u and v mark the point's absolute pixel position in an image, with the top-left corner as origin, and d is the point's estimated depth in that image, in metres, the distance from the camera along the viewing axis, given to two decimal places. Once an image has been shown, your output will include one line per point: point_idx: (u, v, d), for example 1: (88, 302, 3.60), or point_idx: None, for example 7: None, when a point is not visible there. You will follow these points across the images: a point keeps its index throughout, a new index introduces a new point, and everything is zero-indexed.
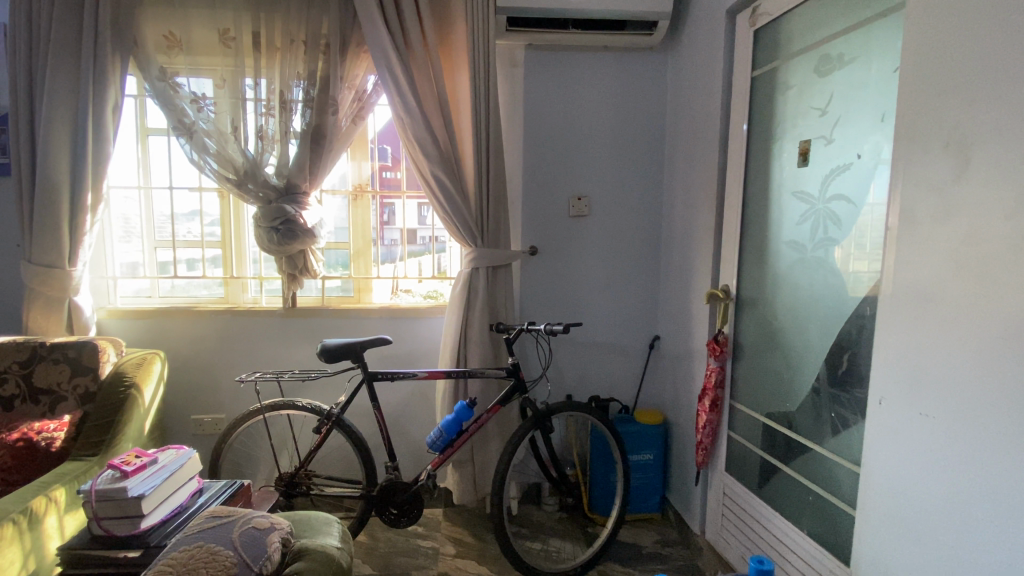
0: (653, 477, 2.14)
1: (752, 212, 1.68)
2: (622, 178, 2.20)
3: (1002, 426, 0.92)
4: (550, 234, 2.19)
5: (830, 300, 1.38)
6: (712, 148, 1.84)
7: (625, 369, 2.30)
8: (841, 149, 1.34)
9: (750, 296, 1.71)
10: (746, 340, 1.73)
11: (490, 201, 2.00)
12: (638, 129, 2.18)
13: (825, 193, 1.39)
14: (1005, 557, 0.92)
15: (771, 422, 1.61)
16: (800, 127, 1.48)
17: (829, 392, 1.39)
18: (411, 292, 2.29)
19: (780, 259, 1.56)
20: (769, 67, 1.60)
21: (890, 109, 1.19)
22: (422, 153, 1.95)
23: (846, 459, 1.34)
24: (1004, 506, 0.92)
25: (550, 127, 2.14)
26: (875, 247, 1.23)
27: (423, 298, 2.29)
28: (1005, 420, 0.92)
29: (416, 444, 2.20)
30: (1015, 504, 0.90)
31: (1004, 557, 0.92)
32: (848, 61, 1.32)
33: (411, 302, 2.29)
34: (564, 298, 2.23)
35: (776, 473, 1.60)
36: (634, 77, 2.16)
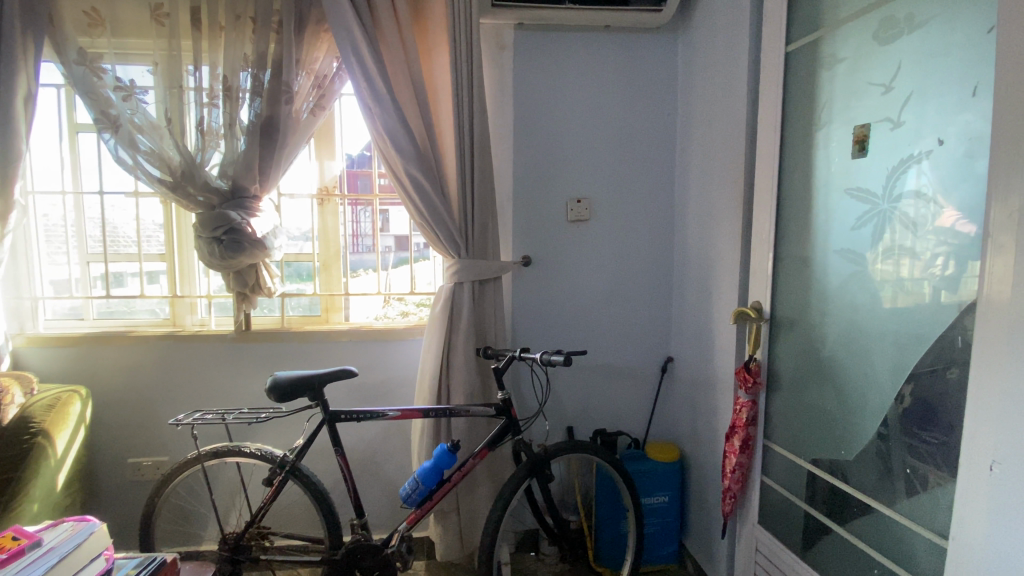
0: (669, 522, 1.84)
1: (790, 215, 1.40)
2: (627, 176, 1.91)
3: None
4: (546, 242, 1.89)
5: (902, 325, 1.09)
6: (736, 140, 1.56)
7: (633, 396, 2.01)
8: (913, 134, 1.04)
9: (787, 316, 1.43)
10: (784, 368, 1.45)
11: (475, 205, 1.71)
12: (646, 121, 1.90)
13: (892, 191, 1.10)
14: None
15: (819, 471, 1.32)
16: (854, 110, 1.19)
17: (900, 439, 1.09)
18: (403, 299, 2.00)
19: (830, 272, 1.28)
20: (809, 39, 1.31)
21: (987, 78, 0.89)
22: (394, 148, 1.65)
23: (923, 528, 1.04)
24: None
25: (544, 119, 1.86)
26: (937, 255, 1.00)
27: (417, 306, 2.00)
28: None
29: (393, 488, 1.89)
30: None
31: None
32: (920, 22, 1.01)
33: (403, 311, 1.99)
34: (563, 316, 1.94)
35: (828, 533, 1.30)
36: (640, 63, 1.88)
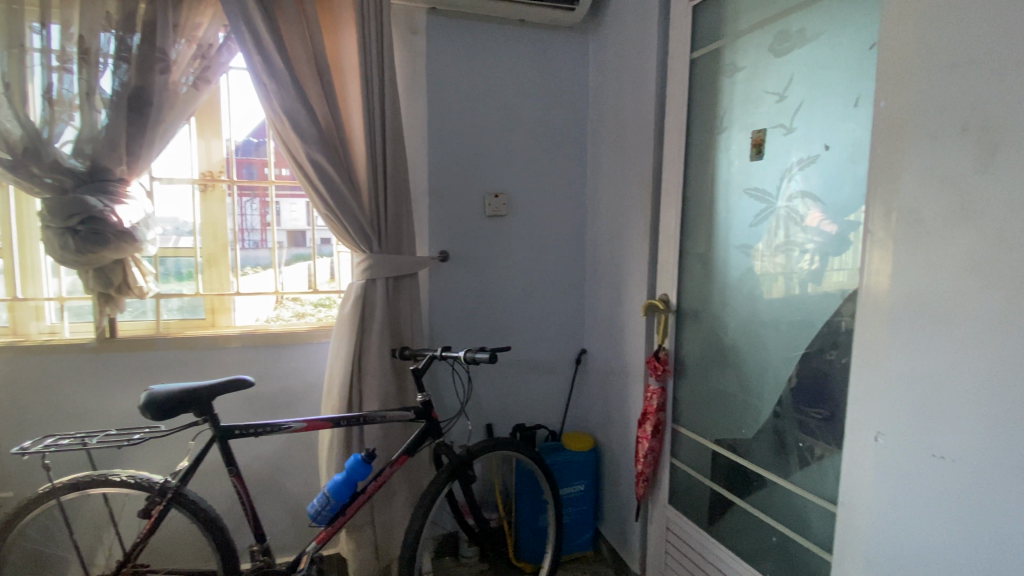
0: (585, 510, 1.89)
1: (694, 212, 1.49)
2: (542, 173, 1.92)
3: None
4: (462, 236, 1.84)
5: (792, 313, 1.20)
6: (645, 141, 1.63)
7: (549, 390, 2.04)
8: (802, 140, 1.15)
9: (692, 307, 1.52)
10: (690, 356, 1.54)
11: (388, 195, 1.60)
12: (559, 118, 1.92)
13: (784, 191, 1.20)
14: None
15: (722, 450, 1.43)
16: (752, 116, 1.29)
17: (793, 416, 1.21)
18: (300, 300, 1.82)
19: (730, 266, 1.38)
20: (711, 48, 1.40)
21: (867, 91, 1.00)
22: (295, 130, 1.50)
23: (813, 495, 1.16)
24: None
25: (459, 110, 1.80)
26: (805, 251, 1.15)
27: (315, 307, 1.84)
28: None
29: (297, 505, 1.73)
30: None
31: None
32: (810, 38, 1.12)
33: (300, 313, 1.81)
34: (480, 313, 1.90)
35: (730, 507, 1.41)
36: (553, 60, 1.89)
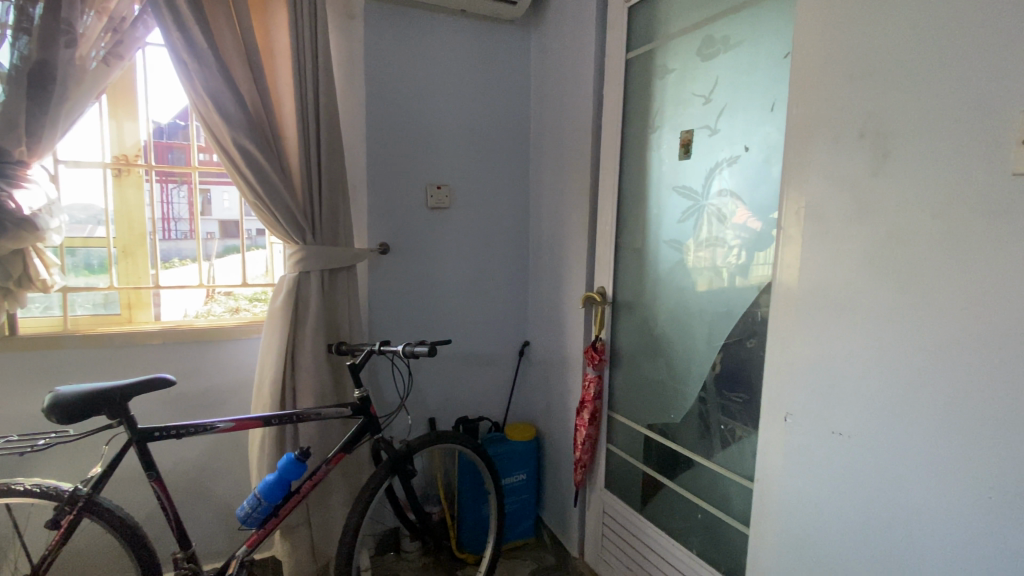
0: (527, 499, 1.92)
1: (629, 208, 1.54)
2: (484, 166, 1.92)
3: (943, 448, 0.79)
4: (403, 229, 1.80)
5: (716, 304, 1.27)
6: (584, 137, 1.66)
7: (492, 383, 2.05)
8: (725, 141, 1.22)
9: (627, 299, 1.58)
10: (624, 346, 1.60)
11: (323, 185, 1.55)
12: (501, 112, 1.93)
13: (709, 189, 1.27)
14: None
15: (653, 435, 1.50)
16: (681, 117, 1.35)
17: (716, 400, 1.29)
18: (232, 295, 1.74)
19: (661, 259, 1.44)
20: (644, 49, 1.45)
21: (781, 97, 1.07)
22: (220, 114, 1.41)
23: (734, 473, 1.24)
24: (952, 545, 0.78)
25: (399, 99, 1.76)
26: (733, 248, 1.21)
27: (250, 302, 1.76)
28: (946, 441, 0.78)
29: (228, 508, 1.65)
30: (956, 537, 0.78)
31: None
32: (733, 44, 1.19)
33: (231, 309, 1.73)
34: (422, 306, 1.88)
35: (661, 489, 1.48)
36: (495, 53, 1.89)
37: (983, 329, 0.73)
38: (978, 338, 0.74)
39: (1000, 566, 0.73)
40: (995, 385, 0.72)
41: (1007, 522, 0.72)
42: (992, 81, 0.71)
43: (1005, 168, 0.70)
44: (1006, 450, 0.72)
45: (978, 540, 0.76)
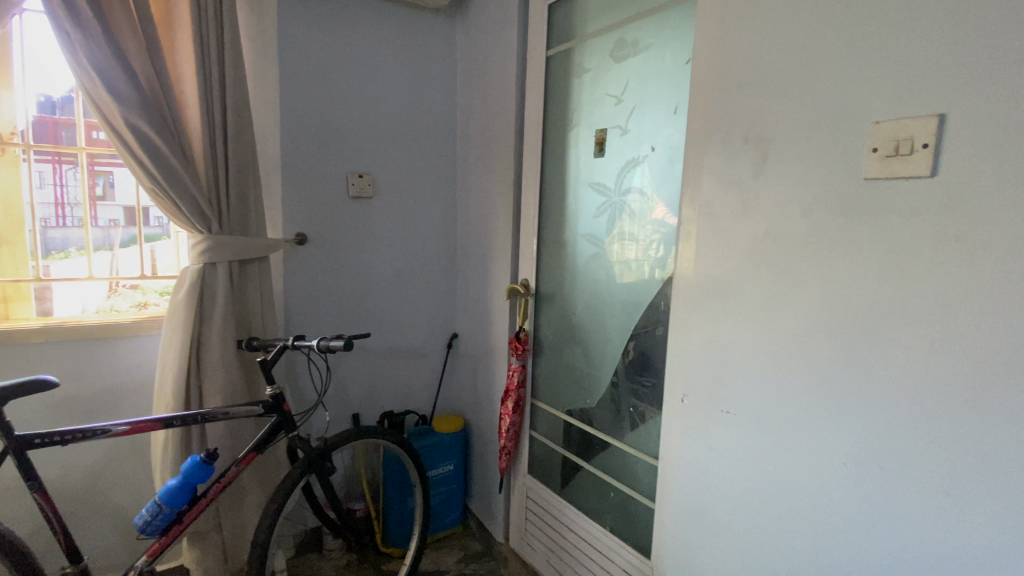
0: (454, 489, 1.93)
1: (550, 201, 1.59)
2: (409, 156, 1.89)
3: (813, 421, 0.88)
4: (322, 219, 1.74)
5: (627, 295, 1.35)
6: (507, 130, 1.68)
7: (419, 375, 2.04)
8: (635, 141, 1.28)
9: (548, 291, 1.63)
10: (546, 336, 1.65)
11: (231, 171, 1.46)
12: (426, 102, 1.90)
13: (621, 185, 1.34)
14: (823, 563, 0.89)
15: (571, 420, 1.56)
16: (596, 115, 1.40)
17: (627, 385, 1.36)
18: (138, 289, 1.61)
19: (579, 252, 1.49)
20: (564, 47, 1.48)
21: (682, 101, 1.15)
22: (109, 91, 1.29)
23: (642, 453, 1.32)
24: (821, 510, 0.88)
25: (317, 84, 1.68)
26: (652, 241, 1.25)
27: (159, 296, 1.64)
28: (814, 415, 0.88)
29: (128, 517, 1.54)
30: (824, 499, 0.88)
31: (822, 560, 0.89)
32: (642, 48, 1.25)
33: (139, 303, 1.60)
34: (344, 299, 1.83)
35: (579, 471, 1.55)
36: (419, 41, 1.85)
37: (841, 315, 0.83)
38: (837, 323, 0.83)
39: (860, 524, 0.83)
40: (851, 364, 0.82)
41: (861, 482, 0.83)
42: (849, 97, 0.80)
43: (858, 175, 0.80)
44: (862, 424, 0.82)
45: (841, 501, 0.85)
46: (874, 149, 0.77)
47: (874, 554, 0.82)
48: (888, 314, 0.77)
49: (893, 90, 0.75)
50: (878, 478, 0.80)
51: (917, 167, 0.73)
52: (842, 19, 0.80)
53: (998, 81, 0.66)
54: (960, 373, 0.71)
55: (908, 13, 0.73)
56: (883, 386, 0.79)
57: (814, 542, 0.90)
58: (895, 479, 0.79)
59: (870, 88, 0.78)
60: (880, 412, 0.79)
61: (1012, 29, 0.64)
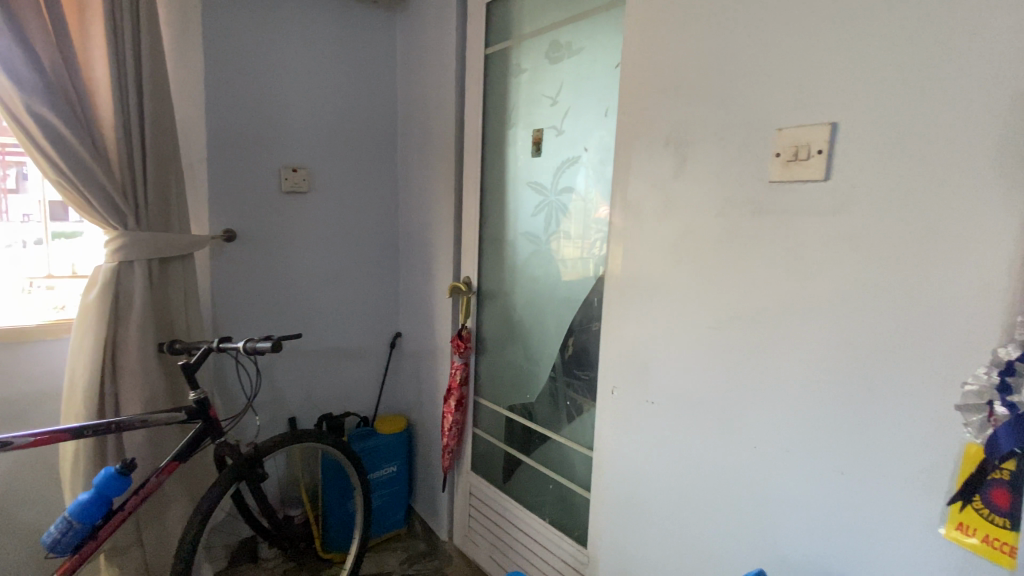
0: (398, 491, 1.91)
1: (490, 199, 1.59)
2: (347, 151, 1.84)
3: (729, 409, 0.93)
4: (254, 214, 1.67)
5: (564, 291, 1.37)
6: (447, 127, 1.67)
7: (360, 375, 1.99)
8: (570, 141, 1.31)
9: (489, 288, 1.63)
10: (487, 333, 1.65)
11: (150, 164, 1.38)
12: (365, 96, 1.86)
13: (557, 184, 1.36)
14: (740, 543, 0.94)
15: (512, 415, 1.58)
16: (533, 115, 1.41)
17: (564, 379, 1.39)
18: (55, 289, 1.50)
19: (518, 250, 1.51)
20: (501, 46, 1.49)
21: (612, 104, 1.18)
22: (6, 74, 1.18)
23: (579, 444, 1.35)
24: (737, 492, 0.93)
25: (246, 74, 1.61)
26: (587, 239, 1.28)
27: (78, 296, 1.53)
28: (731, 403, 0.92)
29: (36, 535, 1.42)
30: (739, 482, 0.92)
31: (739, 540, 0.94)
32: (576, 50, 1.27)
33: (56, 304, 1.49)
34: (279, 298, 1.76)
35: (520, 465, 1.57)
36: (357, 34, 1.81)
37: (752, 308, 0.88)
38: (749, 316, 0.88)
39: (771, 504, 0.88)
40: (761, 354, 0.87)
41: (771, 465, 0.88)
42: (759, 105, 0.85)
43: (764, 177, 0.85)
44: (773, 410, 0.86)
45: (755, 483, 0.90)
46: (777, 154, 0.83)
47: (782, 530, 0.87)
48: (791, 307, 0.83)
49: (794, 99, 0.81)
50: (786, 460, 0.86)
51: (813, 171, 0.78)
52: (752, 31, 0.85)
53: (880, 93, 0.72)
54: (854, 360, 0.76)
55: (807, 27, 0.79)
56: (789, 374, 0.84)
57: (731, 523, 0.95)
58: (803, 460, 0.84)
59: (775, 96, 0.83)
60: (787, 398, 0.85)
61: (892, 46, 0.70)
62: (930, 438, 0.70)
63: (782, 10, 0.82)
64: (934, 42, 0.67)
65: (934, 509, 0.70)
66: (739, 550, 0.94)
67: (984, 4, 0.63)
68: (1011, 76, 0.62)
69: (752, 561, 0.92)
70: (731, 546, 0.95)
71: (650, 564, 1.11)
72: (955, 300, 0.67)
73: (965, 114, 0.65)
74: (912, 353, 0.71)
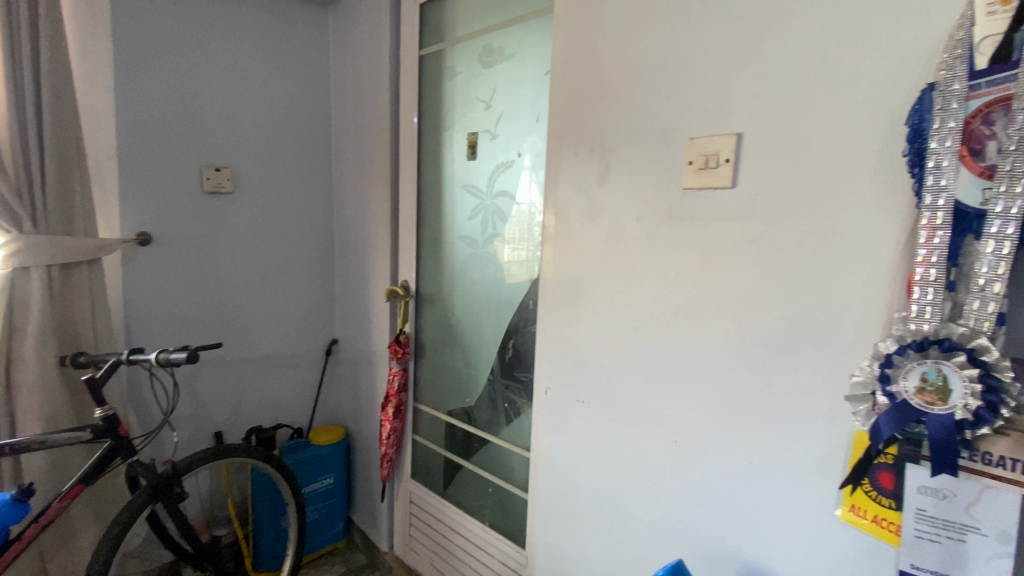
0: (335, 503, 1.84)
1: (427, 202, 1.57)
2: (277, 150, 1.77)
3: (653, 406, 0.96)
4: (172, 216, 1.57)
5: (500, 295, 1.38)
6: (382, 128, 1.64)
7: (294, 385, 1.92)
8: (504, 145, 1.32)
9: (427, 292, 1.61)
10: (425, 338, 1.63)
11: (48, 160, 1.27)
12: (296, 95, 1.79)
13: (492, 188, 1.36)
14: (663, 535, 0.97)
15: (451, 420, 1.56)
16: (467, 119, 1.41)
17: (502, 382, 1.40)
18: None
19: (455, 253, 1.50)
20: (435, 49, 1.48)
21: (543, 110, 1.20)
22: None
23: (517, 447, 1.36)
24: (661, 487, 0.96)
25: (162, 67, 1.51)
26: (521, 242, 1.29)
27: None
28: (654, 401, 0.95)
29: None
30: (663, 477, 0.96)
31: (664, 533, 0.97)
32: (508, 56, 1.28)
33: None
34: (202, 304, 1.66)
35: (460, 470, 1.55)
36: (287, 30, 1.74)
37: (672, 309, 0.91)
38: (669, 317, 0.92)
39: (692, 497, 0.92)
40: (681, 354, 0.91)
41: (690, 460, 0.91)
42: (675, 114, 0.89)
43: (680, 184, 0.89)
44: (692, 407, 0.90)
45: (676, 478, 0.94)
46: (690, 162, 0.87)
47: (701, 522, 0.91)
48: (707, 308, 0.87)
49: (705, 110, 0.85)
50: (704, 454, 0.89)
51: (722, 178, 0.83)
52: (667, 43, 0.89)
53: (779, 106, 0.77)
54: (761, 357, 0.81)
55: (715, 42, 0.83)
56: (705, 371, 0.88)
57: (656, 517, 0.98)
58: (719, 454, 0.87)
59: (688, 106, 0.87)
60: (704, 394, 0.88)
61: (788, 63, 0.75)
62: (826, 427, 0.75)
63: (693, 25, 0.86)
64: (823, 61, 0.72)
65: (831, 494, 0.75)
66: (663, 542, 0.97)
67: (864, 28, 0.69)
68: (886, 94, 0.68)
69: (676, 553, 0.95)
70: (656, 539, 0.98)
71: (584, 562, 1.13)
72: (844, 300, 0.72)
73: (851, 127, 0.70)
74: (809, 349, 0.76)
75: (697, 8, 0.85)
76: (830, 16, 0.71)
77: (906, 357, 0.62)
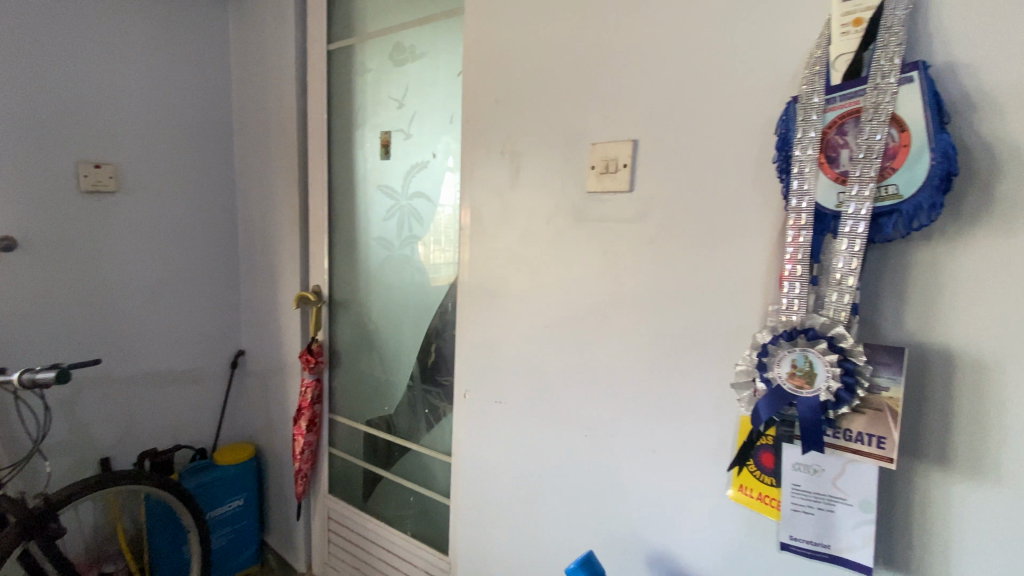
0: (245, 526, 1.73)
1: (340, 202, 1.51)
2: (170, 146, 1.63)
3: (564, 405, 0.98)
4: (42, 218, 1.40)
5: (418, 297, 1.35)
6: (289, 125, 1.55)
7: (197, 400, 1.77)
8: (417, 145, 1.30)
9: (342, 297, 1.55)
10: (341, 345, 1.57)
11: None
12: (192, 87, 1.66)
13: (407, 189, 1.34)
14: (576, 528, 0.99)
15: (370, 429, 1.51)
16: (380, 117, 1.37)
17: (422, 387, 1.37)
18: None
19: (371, 256, 1.45)
20: (345, 45, 1.43)
21: (456, 111, 1.20)
22: None
23: (438, 451, 1.34)
24: (573, 482, 0.98)
25: (26, 50, 1.34)
26: (437, 244, 1.27)
27: None
28: (565, 399, 0.97)
29: None
30: (575, 473, 0.98)
31: (577, 527, 0.99)
32: (419, 55, 1.26)
33: None
34: (82, 316, 1.49)
35: (380, 480, 1.51)
36: (179, 17, 1.61)
37: (579, 309, 0.94)
38: (578, 317, 0.94)
39: (601, 490, 0.95)
40: (590, 351, 0.93)
41: (599, 454, 0.94)
42: (578, 119, 0.92)
43: (584, 187, 0.92)
44: (600, 402, 0.93)
45: (587, 472, 0.96)
46: (593, 166, 0.89)
47: (610, 512, 0.94)
48: (611, 307, 0.90)
49: (605, 115, 0.88)
50: (611, 447, 0.92)
51: (621, 182, 0.86)
52: (569, 50, 0.92)
53: (670, 114, 0.81)
54: (661, 351, 0.85)
55: (613, 50, 0.86)
56: (611, 368, 0.91)
57: (569, 513, 1.00)
58: (624, 446, 0.91)
59: (589, 112, 0.90)
60: (611, 390, 0.91)
61: (677, 73, 0.80)
62: (717, 414, 0.81)
63: (593, 32, 0.88)
64: (706, 73, 0.77)
65: (723, 478, 0.81)
66: (575, 535, 0.99)
67: (739, 45, 0.74)
68: (760, 105, 0.73)
69: (588, 546, 0.98)
70: (570, 534, 1.00)
71: (505, 563, 1.13)
72: (729, 296, 0.78)
73: (731, 136, 0.76)
74: (701, 342, 0.81)
75: (597, 16, 0.88)
76: (712, 31, 0.76)
77: (779, 346, 0.67)
